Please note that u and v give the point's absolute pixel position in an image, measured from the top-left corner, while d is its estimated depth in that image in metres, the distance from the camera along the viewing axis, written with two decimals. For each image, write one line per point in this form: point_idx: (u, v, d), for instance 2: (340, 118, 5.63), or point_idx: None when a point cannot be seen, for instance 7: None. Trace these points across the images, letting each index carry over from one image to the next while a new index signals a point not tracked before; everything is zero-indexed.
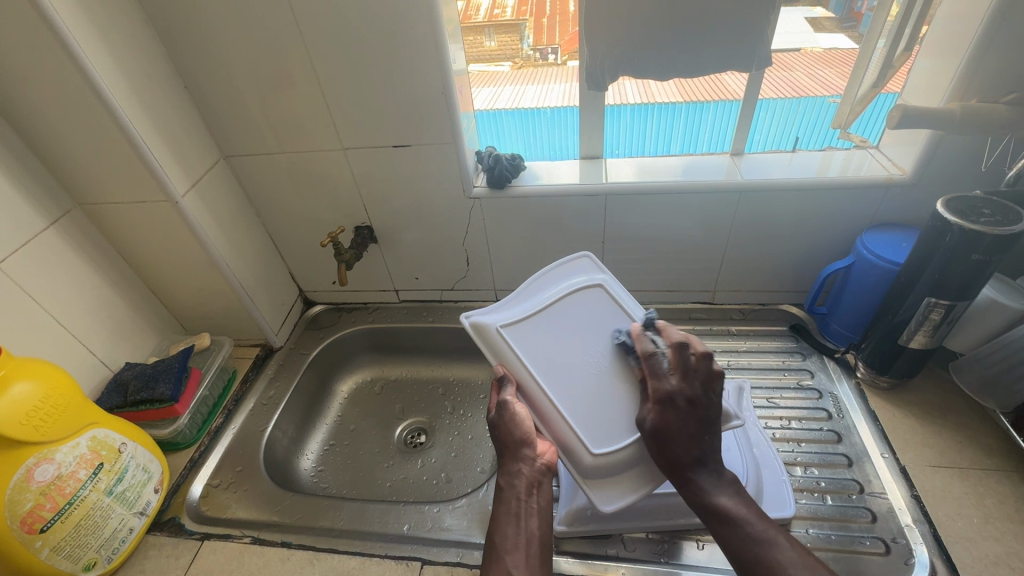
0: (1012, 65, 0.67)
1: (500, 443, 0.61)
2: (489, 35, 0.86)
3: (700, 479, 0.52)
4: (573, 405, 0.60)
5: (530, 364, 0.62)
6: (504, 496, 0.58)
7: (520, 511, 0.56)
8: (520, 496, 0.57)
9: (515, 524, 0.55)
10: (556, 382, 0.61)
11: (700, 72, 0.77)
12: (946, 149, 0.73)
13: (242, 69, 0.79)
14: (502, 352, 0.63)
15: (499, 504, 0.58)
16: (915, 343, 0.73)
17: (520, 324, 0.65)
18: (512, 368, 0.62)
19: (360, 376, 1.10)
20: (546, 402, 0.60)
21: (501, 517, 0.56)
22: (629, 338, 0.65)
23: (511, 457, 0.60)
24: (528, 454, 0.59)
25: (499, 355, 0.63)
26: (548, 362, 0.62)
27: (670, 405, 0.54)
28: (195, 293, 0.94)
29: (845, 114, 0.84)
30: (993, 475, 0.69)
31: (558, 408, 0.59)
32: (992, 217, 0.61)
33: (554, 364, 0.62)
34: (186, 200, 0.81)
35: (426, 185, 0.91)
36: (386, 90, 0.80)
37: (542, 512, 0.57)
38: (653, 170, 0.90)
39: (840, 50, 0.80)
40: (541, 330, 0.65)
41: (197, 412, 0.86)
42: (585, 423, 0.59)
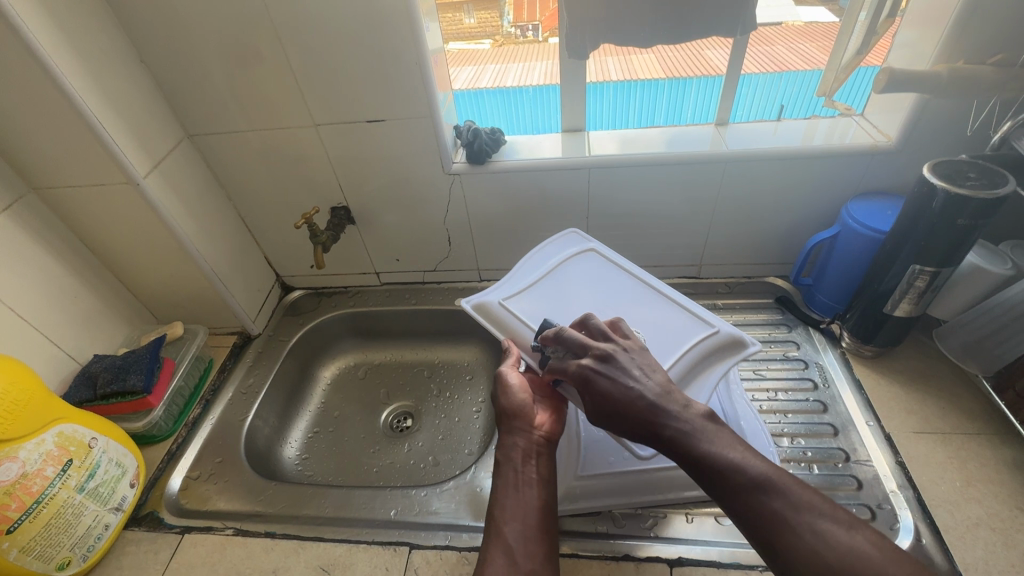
0: (999, 27, 0.66)
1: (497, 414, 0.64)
2: (468, 11, 0.82)
3: (670, 425, 0.48)
4: None
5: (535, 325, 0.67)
6: (501, 469, 0.60)
7: (519, 481, 0.58)
8: (517, 470, 0.59)
9: (512, 495, 0.57)
10: None
11: (683, 39, 0.75)
12: (932, 113, 0.72)
13: (202, 41, 0.75)
14: (505, 325, 0.69)
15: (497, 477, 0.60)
16: (900, 311, 0.73)
17: (518, 296, 0.71)
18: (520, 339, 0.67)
19: (342, 362, 1.08)
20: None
21: (499, 490, 0.58)
22: (634, 290, 0.71)
23: (507, 429, 0.62)
24: (522, 426, 0.62)
25: (504, 328, 0.68)
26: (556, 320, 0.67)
27: (591, 381, 0.52)
28: (165, 280, 0.90)
29: (830, 82, 0.81)
30: (975, 439, 0.70)
31: None
32: (978, 180, 0.61)
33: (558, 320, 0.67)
34: (149, 182, 0.77)
35: (404, 163, 0.88)
36: (357, 63, 0.76)
37: (541, 484, 0.58)
38: (637, 143, 0.87)
39: (821, 24, 0.79)
40: (540, 301, 0.70)
41: (173, 403, 0.84)
42: None
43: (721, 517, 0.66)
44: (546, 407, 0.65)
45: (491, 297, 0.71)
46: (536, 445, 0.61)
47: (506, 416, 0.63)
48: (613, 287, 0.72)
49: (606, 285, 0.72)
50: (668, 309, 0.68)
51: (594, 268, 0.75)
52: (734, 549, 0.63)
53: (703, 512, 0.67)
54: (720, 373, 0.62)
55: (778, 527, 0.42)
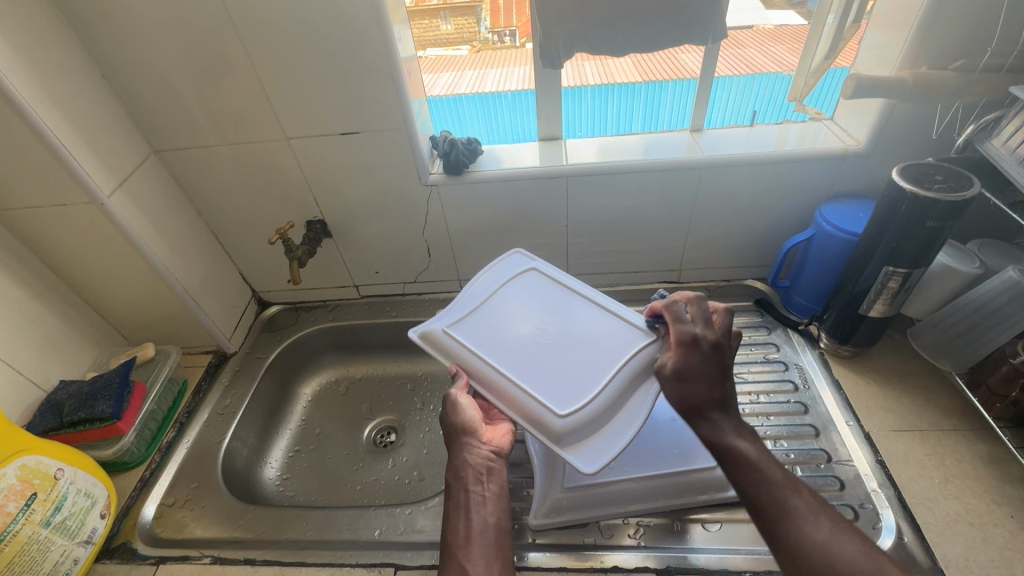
0: (959, 33, 0.68)
1: (446, 435, 0.63)
2: (444, 18, 0.82)
3: (719, 420, 0.51)
4: (530, 377, 0.61)
5: (479, 349, 0.64)
6: (453, 489, 0.59)
7: (472, 501, 0.57)
8: (467, 488, 0.58)
9: (467, 516, 0.56)
10: (511, 362, 0.62)
11: (656, 47, 0.75)
12: (899, 117, 0.74)
13: (164, 55, 0.73)
14: (452, 351, 0.65)
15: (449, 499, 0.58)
16: (875, 311, 0.75)
17: (464, 322, 0.68)
18: (466, 365, 0.64)
19: (323, 378, 1.05)
20: (503, 377, 0.61)
21: (451, 512, 0.57)
22: (576, 305, 0.70)
23: (457, 447, 0.62)
24: (473, 443, 0.62)
25: (451, 354, 0.65)
26: (499, 344, 0.65)
27: (692, 348, 0.53)
28: (134, 300, 0.87)
29: (800, 87, 0.83)
30: (950, 435, 0.71)
31: (517, 383, 0.60)
32: (944, 183, 0.62)
33: (501, 342, 0.65)
34: (114, 201, 0.74)
35: (380, 174, 0.87)
36: (327, 74, 0.75)
37: (496, 499, 0.58)
38: (614, 150, 0.88)
39: (790, 27, 0.81)
40: (486, 323, 0.67)
41: (145, 428, 0.81)
42: (548, 391, 0.59)
43: (707, 523, 0.66)
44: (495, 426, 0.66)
45: (438, 324, 0.69)
46: (489, 461, 0.61)
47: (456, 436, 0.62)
48: (559, 302, 0.70)
49: (550, 301, 0.70)
50: (614, 317, 0.67)
51: (540, 282, 0.73)
52: (721, 555, 0.63)
53: (689, 518, 0.67)
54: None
55: (787, 519, 0.46)
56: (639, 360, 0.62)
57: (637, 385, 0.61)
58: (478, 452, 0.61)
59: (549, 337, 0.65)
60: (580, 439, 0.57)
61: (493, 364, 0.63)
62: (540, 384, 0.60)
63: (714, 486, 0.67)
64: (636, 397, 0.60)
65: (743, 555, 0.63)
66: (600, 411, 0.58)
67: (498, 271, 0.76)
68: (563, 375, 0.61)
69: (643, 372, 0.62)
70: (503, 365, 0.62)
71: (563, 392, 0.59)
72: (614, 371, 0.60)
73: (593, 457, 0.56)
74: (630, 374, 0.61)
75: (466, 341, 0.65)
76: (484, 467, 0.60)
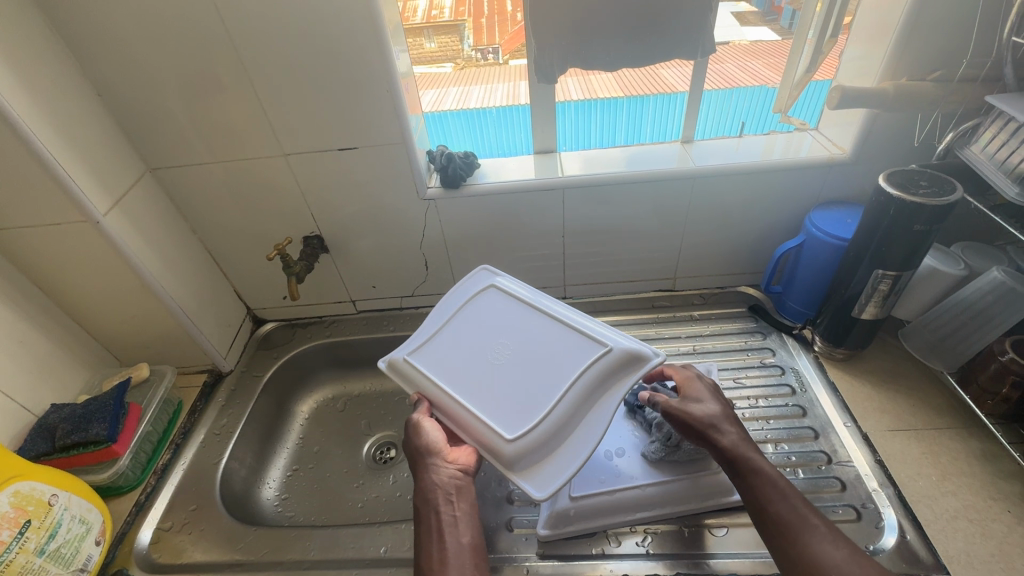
0: (934, 46, 0.71)
1: (412, 458, 0.62)
2: (428, 37, 0.83)
3: (730, 433, 0.58)
4: (482, 402, 0.60)
5: (433, 377, 0.64)
6: (423, 514, 0.58)
7: (441, 525, 0.56)
8: (438, 509, 0.58)
9: (436, 543, 0.55)
10: (465, 388, 0.62)
11: (648, 62, 0.77)
12: (882, 126, 0.77)
13: (162, 74, 0.73)
14: (413, 379, 0.66)
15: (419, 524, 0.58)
16: (867, 314, 0.76)
17: (425, 347, 0.68)
18: (426, 392, 0.64)
19: (320, 395, 1.04)
20: (456, 406, 0.61)
21: (422, 538, 0.56)
22: (534, 319, 0.67)
23: (423, 469, 0.60)
24: (438, 462, 0.60)
25: (413, 382, 0.66)
26: (455, 370, 0.64)
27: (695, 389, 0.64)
28: (128, 321, 0.86)
29: (785, 99, 0.85)
30: (945, 433, 0.73)
31: (470, 410, 0.60)
32: (929, 188, 0.65)
33: (456, 368, 0.64)
34: (109, 220, 0.73)
35: (377, 189, 0.87)
36: (325, 91, 0.76)
37: (466, 517, 0.57)
38: (596, 162, 0.90)
39: (766, 43, 0.84)
40: (444, 347, 0.67)
41: (140, 450, 0.79)
42: (499, 416, 0.59)
43: (714, 528, 0.66)
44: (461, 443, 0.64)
45: (402, 351, 0.69)
46: (456, 481, 0.59)
47: (422, 457, 0.61)
48: (515, 319, 0.68)
49: (509, 319, 0.68)
50: (570, 331, 0.64)
51: (499, 299, 0.71)
52: (728, 560, 0.63)
53: (695, 524, 0.67)
54: (617, 397, 0.58)
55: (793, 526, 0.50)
56: (590, 375, 0.59)
57: (591, 404, 0.59)
58: (443, 471, 0.60)
59: (503, 358, 0.64)
60: (535, 464, 0.57)
61: (445, 394, 0.62)
62: (492, 409, 0.60)
63: (718, 491, 0.67)
64: (590, 416, 0.58)
65: (749, 559, 0.63)
66: (550, 434, 0.57)
67: (466, 289, 0.75)
68: (516, 398, 0.60)
69: (595, 388, 0.59)
70: (455, 391, 0.62)
71: (514, 416, 0.58)
72: (565, 389, 0.59)
73: (545, 482, 0.56)
74: (581, 392, 0.58)
75: (420, 369, 0.65)
76: (451, 485, 0.59)
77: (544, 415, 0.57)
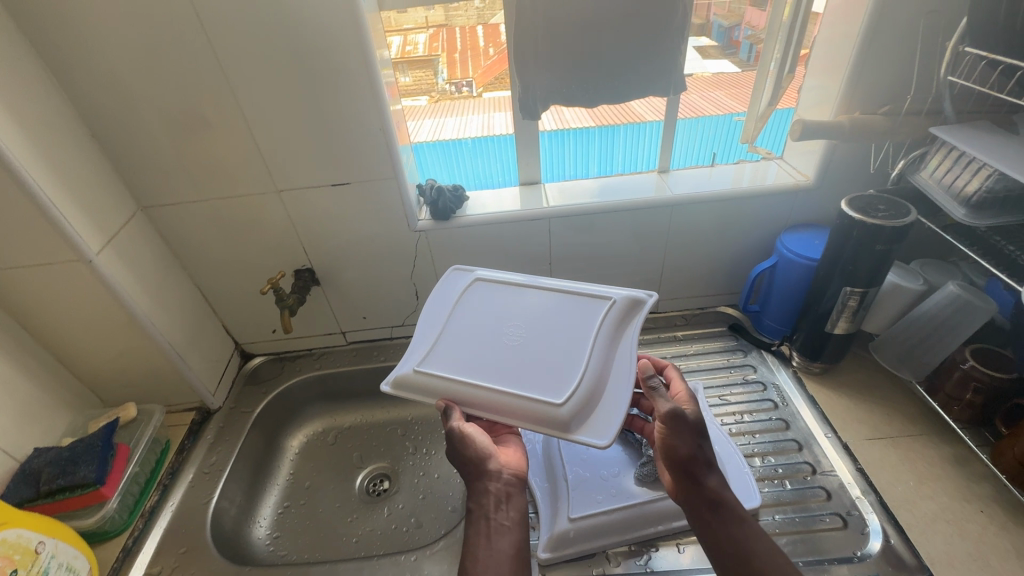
0: (880, 85, 0.79)
1: (461, 463, 0.62)
2: (403, 71, 0.86)
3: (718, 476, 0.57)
4: (518, 379, 0.60)
5: (454, 375, 0.62)
6: (473, 518, 0.59)
7: (493, 531, 0.58)
8: (489, 516, 0.59)
9: (488, 548, 0.56)
10: (495, 373, 0.61)
11: (625, 98, 0.83)
12: (840, 154, 0.83)
13: (158, 116, 0.75)
14: (434, 387, 0.62)
15: (468, 527, 0.59)
16: (840, 329, 0.81)
17: (431, 354, 0.65)
18: (455, 392, 0.61)
19: (310, 429, 1.03)
20: (493, 388, 0.60)
21: (473, 541, 0.57)
22: (533, 299, 0.70)
23: (476, 475, 0.61)
24: (492, 469, 0.61)
25: (435, 391, 0.62)
26: (476, 361, 0.63)
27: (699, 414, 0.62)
28: (115, 359, 0.85)
29: (751, 129, 0.96)
30: (918, 440, 0.77)
31: (509, 387, 0.59)
32: (887, 212, 0.70)
33: (477, 358, 0.64)
34: (102, 258, 0.74)
35: (368, 222, 0.89)
36: (319, 129, 0.79)
37: (518, 525, 0.59)
38: (571, 192, 0.95)
39: (727, 74, 0.91)
40: (454, 346, 0.66)
41: (128, 493, 0.77)
42: (540, 383, 0.59)
43: None
44: (503, 448, 0.66)
45: (407, 366, 0.65)
46: (507, 488, 0.61)
47: (474, 463, 0.61)
48: (518, 305, 0.69)
49: (508, 305, 0.70)
50: (567, 298, 0.69)
51: (489, 288, 0.72)
52: None
53: (691, 540, 0.68)
54: (636, 333, 0.63)
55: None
56: (608, 325, 0.64)
57: (616, 349, 0.62)
58: (495, 480, 0.61)
59: (519, 338, 0.65)
60: (586, 418, 0.57)
61: (472, 386, 0.60)
62: (531, 379, 0.60)
63: None
64: (619, 358, 0.61)
65: None
66: (593, 385, 0.58)
67: (449, 289, 0.74)
68: (549, 363, 0.61)
69: (615, 335, 0.63)
70: (486, 377, 0.61)
71: (553, 379, 0.59)
72: (591, 343, 0.62)
73: (602, 430, 0.56)
74: (604, 342, 0.62)
75: (434, 375, 0.62)
76: (502, 493, 0.60)
77: (582, 370, 0.59)
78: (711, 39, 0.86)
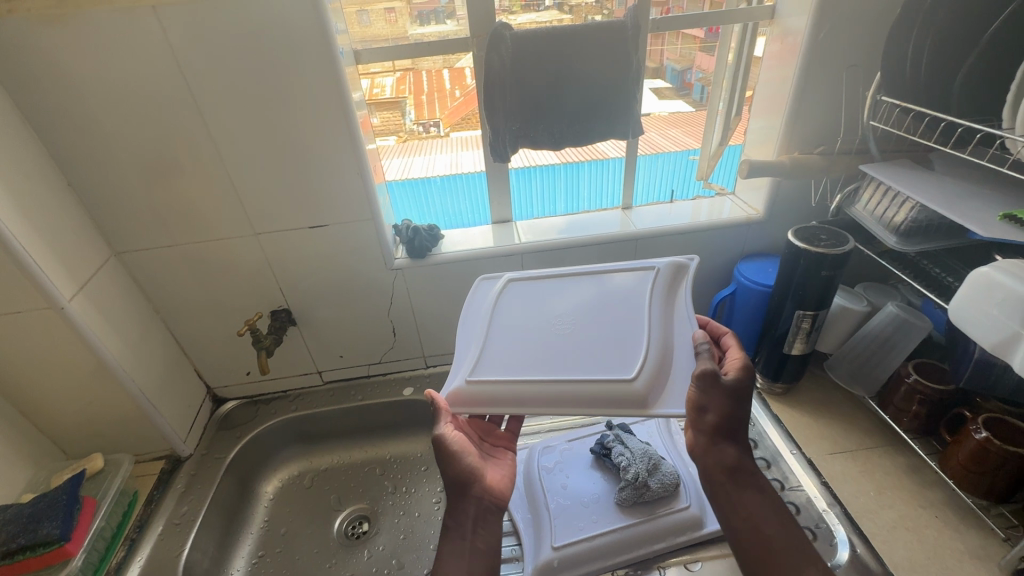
0: (814, 128, 0.88)
1: (449, 478, 0.63)
2: (372, 112, 0.89)
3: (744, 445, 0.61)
4: (583, 366, 0.59)
5: (513, 375, 0.59)
6: (449, 534, 0.61)
7: (464, 552, 0.60)
8: (467, 536, 0.61)
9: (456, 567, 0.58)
10: (558, 365, 0.59)
11: (588, 141, 0.89)
12: (785, 190, 0.91)
13: (138, 164, 0.76)
14: (493, 392, 0.58)
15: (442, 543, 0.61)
16: (796, 349, 0.87)
17: (482, 361, 0.62)
18: (519, 391, 0.58)
19: (285, 473, 1.01)
20: (560, 379, 0.57)
21: (444, 557, 0.59)
22: (571, 291, 0.70)
23: (459, 493, 0.63)
24: (478, 490, 0.63)
25: (496, 397, 0.58)
26: (533, 358, 0.61)
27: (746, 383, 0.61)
28: (82, 409, 0.82)
29: (705, 168, 1.03)
30: (875, 452, 0.82)
31: (578, 374, 0.58)
32: (828, 241, 0.77)
33: (533, 354, 0.62)
34: (74, 305, 0.73)
35: (345, 261, 0.91)
36: (299, 175, 0.81)
37: (491, 547, 0.61)
38: (539, 229, 1.00)
39: (682, 113, 0.98)
40: (503, 349, 0.63)
41: (94, 549, 0.74)
42: (608, 365, 0.58)
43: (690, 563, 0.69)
44: (494, 468, 0.67)
45: (458, 378, 0.61)
46: (485, 510, 0.63)
47: (457, 483, 0.63)
48: (557, 299, 0.69)
49: (547, 301, 0.69)
50: (604, 285, 0.69)
51: (523, 288, 0.72)
52: None
53: (671, 562, 0.70)
54: (687, 298, 0.64)
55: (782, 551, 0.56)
56: (655, 292, 0.65)
57: (670, 316, 0.63)
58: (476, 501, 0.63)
59: (570, 327, 0.64)
60: (664, 390, 0.56)
61: (538, 378, 0.58)
62: (597, 364, 0.59)
63: (688, 527, 0.71)
64: (676, 326, 0.62)
65: None
66: (661, 354, 0.58)
67: (480, 297, 0.72)
68: (611, 346, 0.60)
69: (666, 300, 0.65)
70: (550, 371, 0.59)
71: (620, 358, 0.59)
72: (645, 316, 0.63)
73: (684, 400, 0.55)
74: (658, 310, 0.63)
75: (491, 382, 0.59)
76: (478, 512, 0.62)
77: (646, 342, 0.59)
78: (666, 82, 0.94)
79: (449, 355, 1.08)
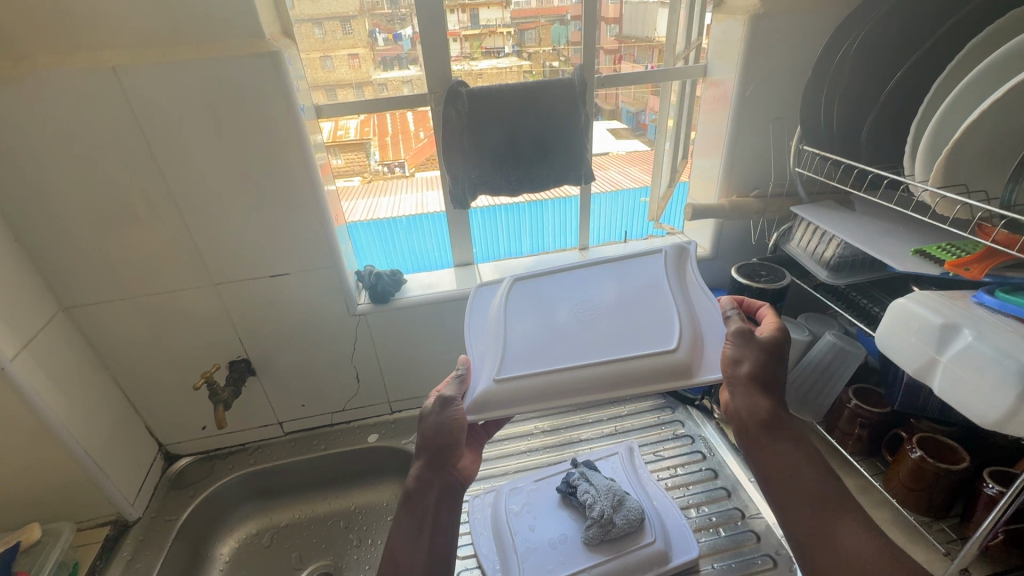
0: (750, 172, 0.96)
1: (428, 443, 0.66)
2: (335, 154, 0.91)
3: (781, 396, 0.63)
4: (615, 347, 0.60)
5: (541, 368, 0.59)
6: (409, 504, 0.65)
7: (422, 526, 0.63)
8: (428, 510, 0.64)
9: (415, 541, 0.62)
10: (588, 350, 0.60)
11: (545, 187, 0.93)
12: (729, 229, 0.98)
13: (91, 218, 0.76)
14: (528, 387, 0.58)
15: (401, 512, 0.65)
16: None
17: (506, 360, 0.61)
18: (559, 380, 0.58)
19: (243, 532, 0.96)
20: (597, 362, 0.58)
21: (400, 528, 0.63)
22: (580, 281, 0.70)
23: (436, 461, 0.66)
24: (455, 460, 0.66)
25: (534, 391, 0.58)
26: (554, 348, 0.62)
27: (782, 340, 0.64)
28: (19, 475, 0.77)
29: (656, 210, 1.10)
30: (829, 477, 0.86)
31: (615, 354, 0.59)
32: (768, 276, 0.84)
33: (557, 342, 0.62)
34: (17, 364, 0.70)
35: (307, 308, 0.91)
36: (258, 225, 0.81)
37: (448, 525, 0.64)
38: (507, 266, 1.04)
39: (637, 152, 1.06)
40: (523, 345, 0.63)
41: None
42: (642, 341, 0.60)
43: None
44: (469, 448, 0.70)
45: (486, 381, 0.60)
46: (454, 483, 0.66)
47: (433, 450, 0.66)
48: (567, 291, 0.69)
49: (558, 294, 0.69)
50: (620, 271, 0.70)
51: (525, 285, 0.72)
52: None
53: None
54: (698, 273, 0.67)
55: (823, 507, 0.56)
56: (673, 269, 0.67)
57: (686, 291, 0.65)
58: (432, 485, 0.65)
59: (591, 315, 0.65)
60: (702, 359, 0.59)
61: (580, 366, 0.58)
62: (631, 342, 0.60)
63: (655, 562, 0.72)
64: (694, 300, 0.64)
65: None
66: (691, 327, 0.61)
67: (482, 301, 0.72)
68: (641, 323, 0.62)
69: (686, 275, 0.67)
70: (583, 357, 0.59)
71: (653, 333, 0.60)
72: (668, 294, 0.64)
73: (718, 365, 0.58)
74: (681, 286, 0.65)
75: (533, 375, 0.59)
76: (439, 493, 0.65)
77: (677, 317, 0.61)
78: (623, 123, 1.01)
79: (414, 399, 1.07)
